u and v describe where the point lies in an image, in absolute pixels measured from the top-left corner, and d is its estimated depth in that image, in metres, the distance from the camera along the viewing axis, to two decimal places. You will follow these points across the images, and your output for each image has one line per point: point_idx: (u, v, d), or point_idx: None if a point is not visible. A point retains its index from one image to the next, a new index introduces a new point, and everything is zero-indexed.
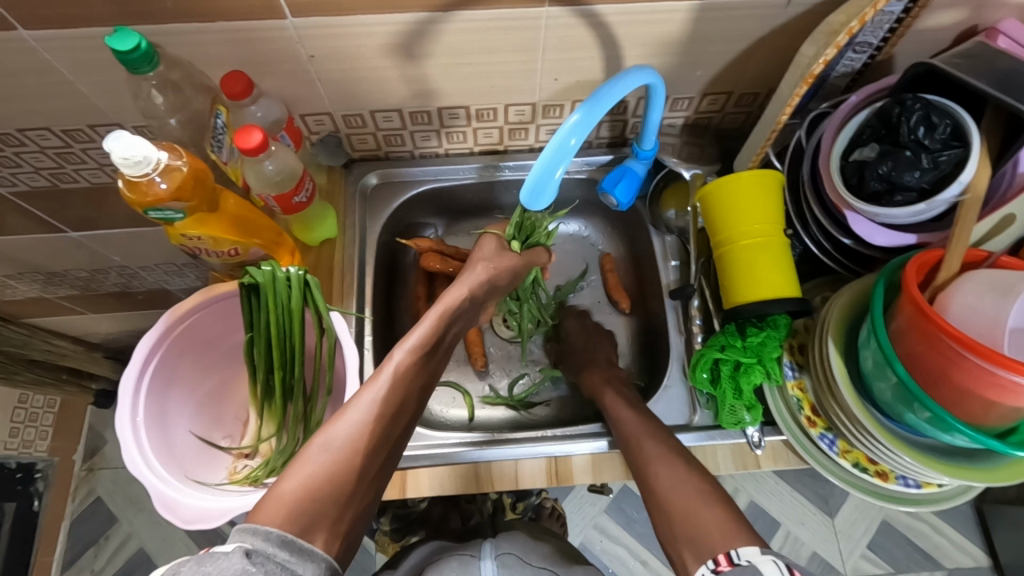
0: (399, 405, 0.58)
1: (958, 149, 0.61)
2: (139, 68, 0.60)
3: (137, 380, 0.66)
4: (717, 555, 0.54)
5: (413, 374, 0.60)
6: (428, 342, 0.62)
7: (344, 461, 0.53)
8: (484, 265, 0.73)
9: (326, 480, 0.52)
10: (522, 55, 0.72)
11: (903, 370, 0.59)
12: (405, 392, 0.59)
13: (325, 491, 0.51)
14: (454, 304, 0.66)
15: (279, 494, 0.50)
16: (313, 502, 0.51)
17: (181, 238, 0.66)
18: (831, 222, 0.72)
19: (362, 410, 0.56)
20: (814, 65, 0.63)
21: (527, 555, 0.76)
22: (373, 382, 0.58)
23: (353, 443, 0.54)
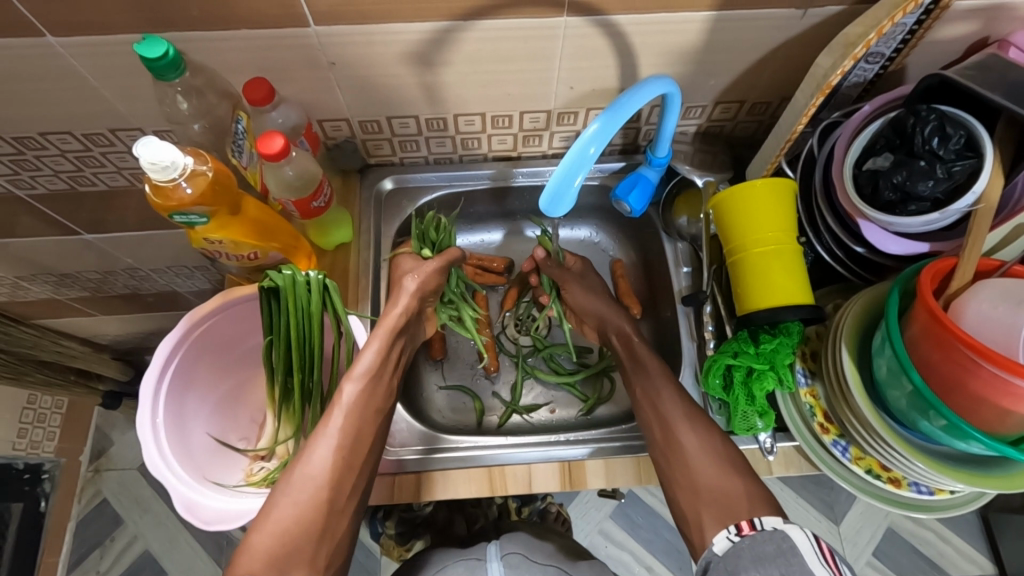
0: (353, 436, 0.64)
1: (972, 159, 0.61)
2: (166, 75, 0.60)
3: (157, 382, 0.67)
4: (739, 521, 0.61)
5: (364, 401, 0.66)
6: (375, 369, 0.68)
7: (312, 502, 0.60)
8: (410, 278, 0.77)
9: (296, 524, 0.59)
10: (538, 63, 0.73)
11: (918, 378, 0.59)
12: (358, 422, 0.65)
13: (296, 534, 0.59)
14: (394, 327, 0.71)
15: (252, 546, 0.58)
16: (287, 549, 0.59)
17: (203, 242, 0.67)
18: (843, 230, 0.73)
19: (323, 450, 0.63)
20: (831, 77, 0.64)
21: (531, 553, 0.79)
22: (329, 419, 0.64)
23: (315, 483, 0.61)
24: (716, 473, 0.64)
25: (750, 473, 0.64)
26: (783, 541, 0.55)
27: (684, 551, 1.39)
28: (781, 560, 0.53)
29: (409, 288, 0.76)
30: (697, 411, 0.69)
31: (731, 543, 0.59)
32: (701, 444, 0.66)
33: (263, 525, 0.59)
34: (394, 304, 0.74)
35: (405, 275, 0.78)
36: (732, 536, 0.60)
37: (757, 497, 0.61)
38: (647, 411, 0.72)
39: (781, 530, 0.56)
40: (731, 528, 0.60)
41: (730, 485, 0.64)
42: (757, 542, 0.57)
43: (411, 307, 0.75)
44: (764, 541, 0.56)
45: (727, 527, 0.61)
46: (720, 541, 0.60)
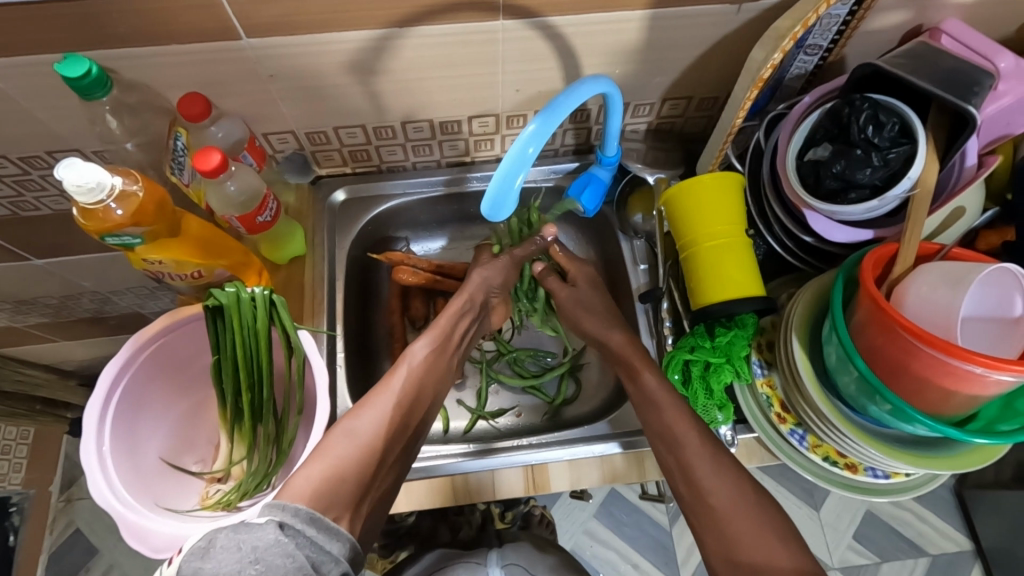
0: (414, 395, 0.68)
1: (906, 146, 0.62)
2: (93, 93, 0.59)
3: (103, 409, 0.65)
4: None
5: (425, 370, 0.71)
6: (438, 346, 0.74)
7: (371, 443, 0.61)
8: (477, 270, 0.83)
9: (353, 461, 0.58)
10: (481, 68, 0.72)
11: (863, 364, 0.60)
12: (418, 386, 0.69)
13: (352, 468, 0.57)
14: (457, 310, 0.78)
15: (307, 473, 0.55)
16: (342, 481, 0.56)
17: (142, 263, 0.65)
18: (791, 221, 0.73)
19: (384, 402, 0.65)
20: (763, 69, 0.64)
21: (532, 567, 0.84)
22: (392, 380, 0.68)
23: (378, 428, 0.62)
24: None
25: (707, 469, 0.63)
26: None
27: (668, 547, 1.39)
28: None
29: (474, 280, 0.81)
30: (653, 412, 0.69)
31: None
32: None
33: (322, 458, 0.57)
34: (459, 293, 0.80)
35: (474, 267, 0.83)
36: None
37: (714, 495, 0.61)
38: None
39: None
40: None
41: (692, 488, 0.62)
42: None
43: (475, 298, 0.80)
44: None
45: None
46: None
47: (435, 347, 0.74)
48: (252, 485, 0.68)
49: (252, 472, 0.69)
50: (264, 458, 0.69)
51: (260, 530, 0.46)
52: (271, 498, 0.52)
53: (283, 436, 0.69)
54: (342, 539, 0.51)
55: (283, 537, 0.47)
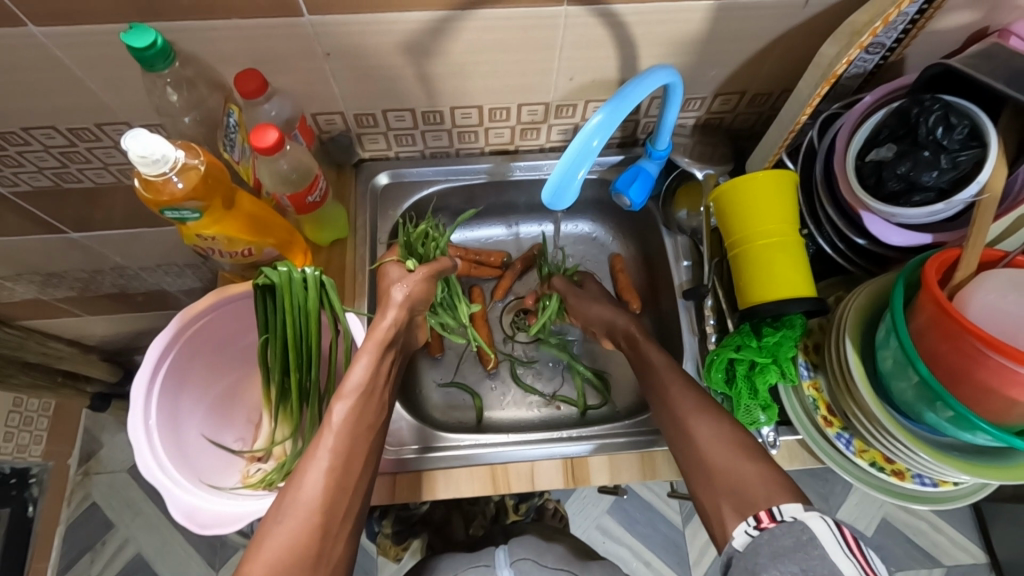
0: (348, 452, 0.58)
1: (976, 149, 0.61)
2: (156, 65, 0.58)
3: (149, 383, 0.65)
4: (758, 512, 0.56)
5: (355, 419, 0.59)
6: (366, 386, 0.61)
7: (306, 527, 0.53)
8: (398, 287, 0.70)
9: (288, 556, 0.52)
10: (538, 54, 0.71)
11: (925, 369, 0.59)
12: (351, 441, 0.58)
13: (290, 563, 0.52)
14: (384, 339, 0.65)
15: None
16: None
17: (195, 238, 0.65)
18: (846, 222, 0.72)
19: (314, 472, 0.56)
20: (836, 65, 0.63)
21: (541, 558, 0.80)
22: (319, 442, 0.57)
23: (309, 508, 0.54)
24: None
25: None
26: (803, 533, 0.52)
27: (682, 546, 1.39)
28: (802, 555, 0.50)
29: (398, 298, 0.69)
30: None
31: (750, 538, 0.55)
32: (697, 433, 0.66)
33: (254, 558, 0.51)
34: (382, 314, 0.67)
35: (393, 285, 0.71)
36: (750, 531, 0.55)
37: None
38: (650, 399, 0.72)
39: (803, 521, 0.52)
40: (751, 523, 0.55)
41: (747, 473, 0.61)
42: (778, 539, 0.53)
43: (400, 318, 0.68)
44: (787, 538, 0.52)
45: (745, 521, 0.56)
46: (739, 534, 0.56)
47: (358, 394, 0.61)
48: (296, 465, 0.68)
49: (295, 452, 0.68)
50: (308, 440, 0.69)
51: None
52: None
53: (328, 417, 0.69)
54: None
55: None
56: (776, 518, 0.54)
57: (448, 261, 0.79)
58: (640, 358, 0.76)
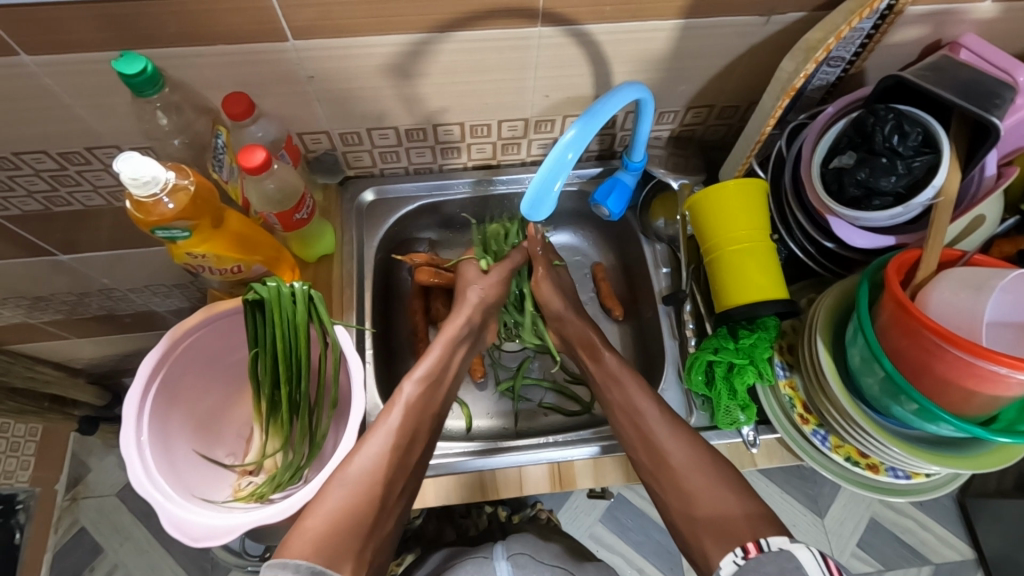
0: (412, 432, 0.69)
1: (929, 155, 0.65)
2: (145, 91, 0.60)
3: (141, 399, 0.66)
4: (744, 543, 0.59)
5: (422, 402, 0.72)
6: (433, 376, 0.75)
7: (364, 491, 0.62)
8: (474, 289, 0.84)
9: (350, 512, 0.61)
10: (515, 72, 0.74)
11: (890, 364, 0.62)
12: (415, 422, 0.70)
13: (349, 520, 0.60)
14: (456, 335, 0.79)
15: (306, 529, 0.58)
16: (341, 533, 0.59)
17: (185, 256, 0.66)
18: (813, 227, 0.76)
19: (380, 443, 0.66)
20: (795, 79, 0.67)
21: (538, 553, 0.81)
22: (389, 419, 0.69)
23: (371, 475, 0.64)
24: (696, 490, 0.66)
25: (730, 489, 0.65)
26: (789, 563, 0.54)
27: (674, 552, 1.40)
28: None
29: (472, 299, 0.83)
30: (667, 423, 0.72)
31: (737, 567, 0.57)
32: (676, 465, 0.68)
33: (316, 511, 0.60)
34: (456, 314, 0.82)
35: (469, 287, 0.85)
36: (738, 560, 0.57)
37: (730, 504, 0.63)
38: (616, 421, 0.75)
39: (789, 550, 0.55)
40: (738, 553, 0.58)
41: (727, 508, 0.63)
42: (764, 567, 0.55)
43: (474, 319, 0.82)
44: (772, 566, 0.54)
45: (732, 552, 0.59)
46: (727, 564, 0.58)
47: (424, 388, 0.73)
48: (286, 478, 0.68)
49: (286, 464, 0.69)
50: (298, 452, 0.70)
51: None
52: (270, 559, 0.55)
53: (317, 429, 0.70)
54: None
55: None
56: (761, 548, 0.57)
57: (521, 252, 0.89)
58: (600, 369, 0.80)
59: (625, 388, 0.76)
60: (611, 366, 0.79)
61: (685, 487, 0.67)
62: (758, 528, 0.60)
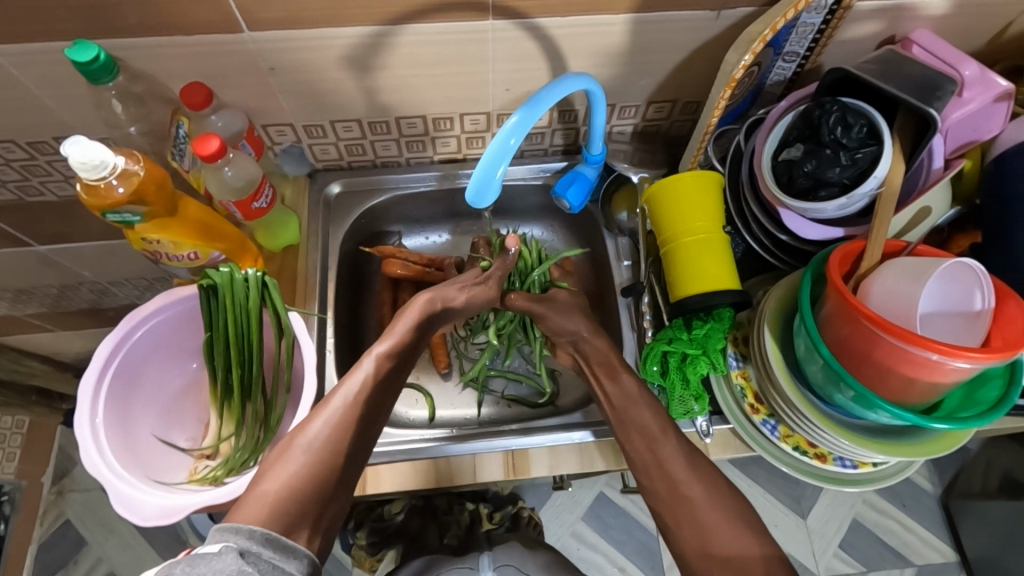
0: (377, 401, 0.63)
1: (873, 147, 0.65)
2: (100, 79, 0.62)
3: (98, 382, 0.68)
4: None
5: (388, 370, 0.65)
6: (402, 345, 0.68)
7: (324, 458, 0.57)
8: (459, 287, 0.77)
9: (308, 478, 0.55)
10: (473, 66, 0.76)
11: (828, 352, 0.62)
12: (379, 391, 0.63)
13: (309, 486, 0.55)
14: (426, 312, 0.72)
15: (262, 493, 0.53)
16: (297, 499, 0.54)
17: (142, 242, 0.67)
18: (767, 219, 0.76)
19: (339, 407, 0.60)
20: (734, 70, 0.68)
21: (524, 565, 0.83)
22: (351, 383, 0.62)
23: (330, 441, 0.58)
24: (713, 525, 0.60)
25: (746, 524, 0.60)
26: None
27: (656, 551, 1.40)
28: None
29: (448, 296, 0.75)
30: (686, 454, 0.65)
31: None
32: (696, 497, 0.62)
33: (273, 477, 0.55)
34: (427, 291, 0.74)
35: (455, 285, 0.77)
36: None
37: (748, 544, 0.58)
38: (629, 441, 0.68)
39: None
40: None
41: (744, 545, 0.58)
42: None
43: (444, 300, 0.74)
44: None
45: None
46: None
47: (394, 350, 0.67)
48: (240, 460, 0.70)
49: (239, 448, 0.70)
50: (252, 435, 0.71)
51: (219, 560, 0.46)
52: (221, 522, 0.51)
53: (271, 414, 0.71)
54: (300, 557, 0.51)
55: (244, 566, 0.46)
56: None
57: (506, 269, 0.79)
58: (616, 391, 0.72)
59: (639, 403, 0.70)
60: (627, 391, 0.71)
61: (702, 520, 0.60)
62: None
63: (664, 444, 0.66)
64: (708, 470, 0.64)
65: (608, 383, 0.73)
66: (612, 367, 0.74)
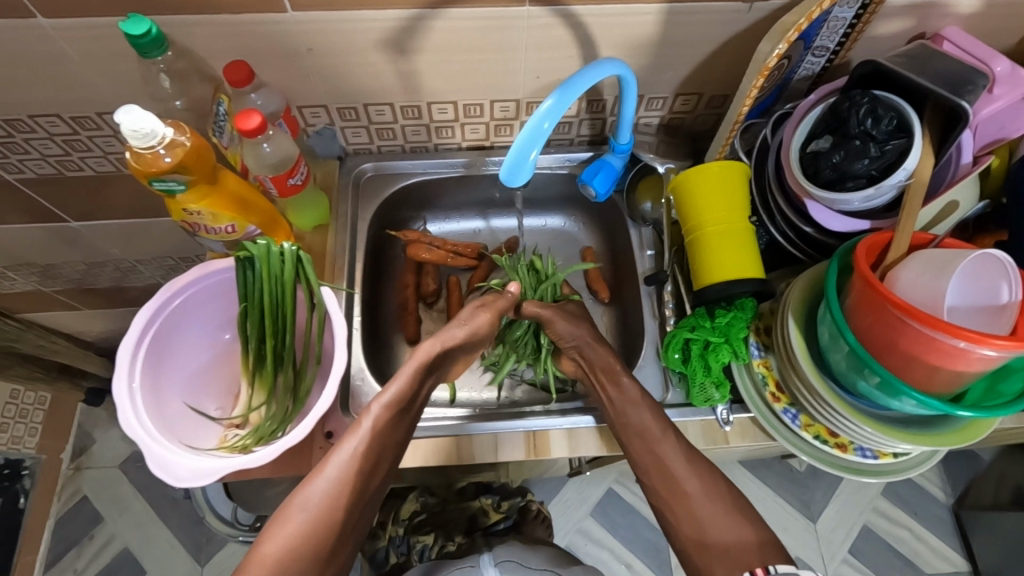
0: (375, 458, 0.66)
1: (902, 139, 0.66)
2: (149, 53, 0.64)
3: (135, 348, 0.70)
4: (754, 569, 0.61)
5: (388, 428, 0.68)
6: (402, 402, 0.69)
7: (319, 520, 0.62)
8: (461, 323, 0.75)
9: (304, 541, 0.61)
10: (506, 52, 0.77)
11: (854, 339, 0.63)
12: (377, 448, 0.67)
13: (304, 550, 0.61)
14: (427, 360, 0.72)
15: (261, 554, 0.60)
16: (295, 563, 0.60)
17: (182, 212, 0.69)
18: (794, 212, 0.77)
19: (337, 467, 0.64)
20: (768, 59, 0.68)
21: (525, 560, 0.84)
22: (351, 440, 0.66)
23: (325, 502, 0.63)
24: (709, 518, 0.66)
25: (740, 513, 0.67)
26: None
27: (663, 549, 1.41)
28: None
29: (450, 336, 0.74)
30: (686, 452, 0.71)
31: None
32: (693, 492, 0.68)
33: (272, 537, 0.61)
34: (432, 338, 0.74)
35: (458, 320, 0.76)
36: None
37: (742, 531, 0.65)
38: (631, 444, 0.72)
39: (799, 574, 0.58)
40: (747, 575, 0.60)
41: (739, 535, 0.65)
42: None
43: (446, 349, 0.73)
44: None
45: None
46: None
47: (395, 406, 0.68)
48: (270, 428, 0.71)
49: (270, 416, 0.72)
50: (281, 404, 0.73)
51: None
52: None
53: (300, 386, 0.73)
54: None
55: None
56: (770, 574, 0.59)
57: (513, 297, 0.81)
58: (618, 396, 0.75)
59: (637, 407, 0.73)
60: (627, 394, 0.74)
61: (698, 513, 0.67)
62: (768, 555, 0.62)
63: (664, 444, 0.71)
64: (703, 462, 0.70)
65: (612, 389, 0.76)
66: (611, 377, 0.76)
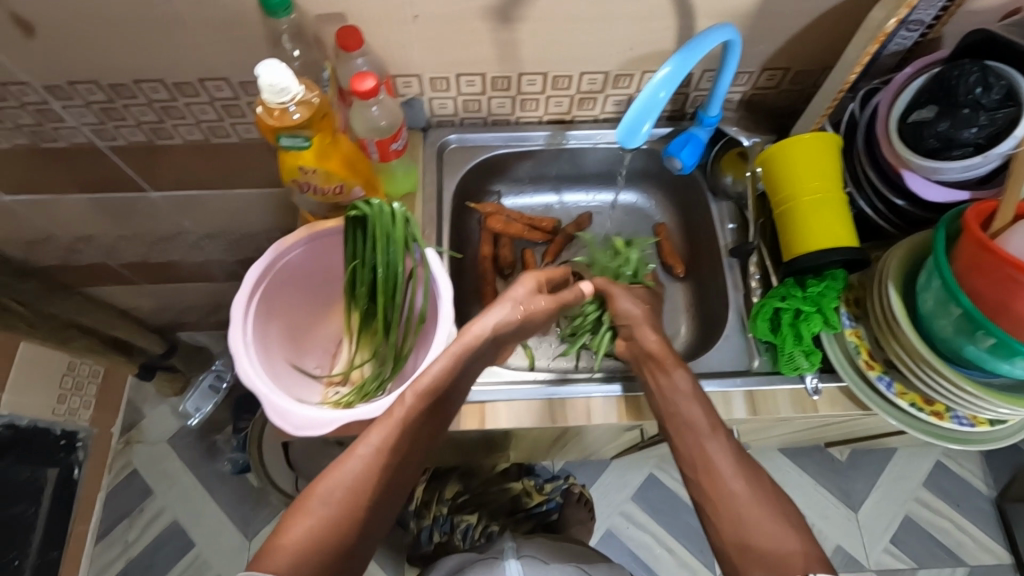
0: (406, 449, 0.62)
1: (1013, 108, 0.67)
2: (276, 12, 0.67)
3: (248, 303, 0.72)
4: None
5: (422, 418, 0.64)
6: (439, 390, 0.65)
7: (347, 510, 0.58)
8: (512, 305, 0.73)
9: (326, 532, 0.56)
10: (606, 22, 0.78)
11: (968, 301, 0.64)
12: (410, 440, 0.63)
13: (325, 542, 0.56)
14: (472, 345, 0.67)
15: (278, 544, 0.55)
16: (314, 557, 0.55)
17: (298, 173, 0.71)
18: (887, 186, 0.78)
19: (367, 455, 0.60)
20: (886, 25, 0.72)
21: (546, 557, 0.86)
22: (386, 427, 0.62)
23: (352, 492, 0.58)
24: (754, 522, 0.59)
25: (789, 522, 0.59)
26: None
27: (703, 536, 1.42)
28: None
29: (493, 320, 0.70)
30: (734, 451, 0.65)
31: None
32: (738, 492, 0.61)
33: (294, 525, 0.56)
34: (479, 320, 0.70)
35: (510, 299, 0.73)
36: None
37: (784, 542, 0.57)
38: (681, 439, 0.68)
39: None
40: None
41: (785, 544, 0.57)
42: None
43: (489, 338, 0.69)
44: None
45: None
46: None
47: (430, 394, 0.64)
48: (374, 388, 0.75)
49: (374, 376, 0.75)
50: (382, 363, 0.75)
51: None
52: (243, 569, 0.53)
53: (402, 347, 0.75)
54: None
55: None
56: None
57: (572, 294, 0.80)
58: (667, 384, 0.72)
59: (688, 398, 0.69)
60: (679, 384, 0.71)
61: (743, 518, 0.59)
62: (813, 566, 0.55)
63: (712, 438, 0.66)
64: (749, 460, 0.64)
65: (661, 375, 0.73)
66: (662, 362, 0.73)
